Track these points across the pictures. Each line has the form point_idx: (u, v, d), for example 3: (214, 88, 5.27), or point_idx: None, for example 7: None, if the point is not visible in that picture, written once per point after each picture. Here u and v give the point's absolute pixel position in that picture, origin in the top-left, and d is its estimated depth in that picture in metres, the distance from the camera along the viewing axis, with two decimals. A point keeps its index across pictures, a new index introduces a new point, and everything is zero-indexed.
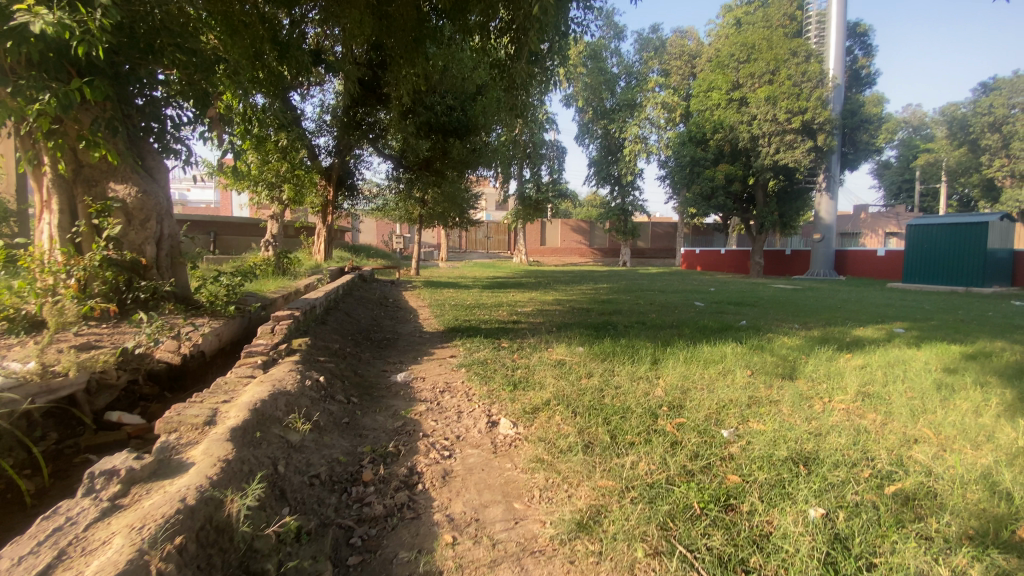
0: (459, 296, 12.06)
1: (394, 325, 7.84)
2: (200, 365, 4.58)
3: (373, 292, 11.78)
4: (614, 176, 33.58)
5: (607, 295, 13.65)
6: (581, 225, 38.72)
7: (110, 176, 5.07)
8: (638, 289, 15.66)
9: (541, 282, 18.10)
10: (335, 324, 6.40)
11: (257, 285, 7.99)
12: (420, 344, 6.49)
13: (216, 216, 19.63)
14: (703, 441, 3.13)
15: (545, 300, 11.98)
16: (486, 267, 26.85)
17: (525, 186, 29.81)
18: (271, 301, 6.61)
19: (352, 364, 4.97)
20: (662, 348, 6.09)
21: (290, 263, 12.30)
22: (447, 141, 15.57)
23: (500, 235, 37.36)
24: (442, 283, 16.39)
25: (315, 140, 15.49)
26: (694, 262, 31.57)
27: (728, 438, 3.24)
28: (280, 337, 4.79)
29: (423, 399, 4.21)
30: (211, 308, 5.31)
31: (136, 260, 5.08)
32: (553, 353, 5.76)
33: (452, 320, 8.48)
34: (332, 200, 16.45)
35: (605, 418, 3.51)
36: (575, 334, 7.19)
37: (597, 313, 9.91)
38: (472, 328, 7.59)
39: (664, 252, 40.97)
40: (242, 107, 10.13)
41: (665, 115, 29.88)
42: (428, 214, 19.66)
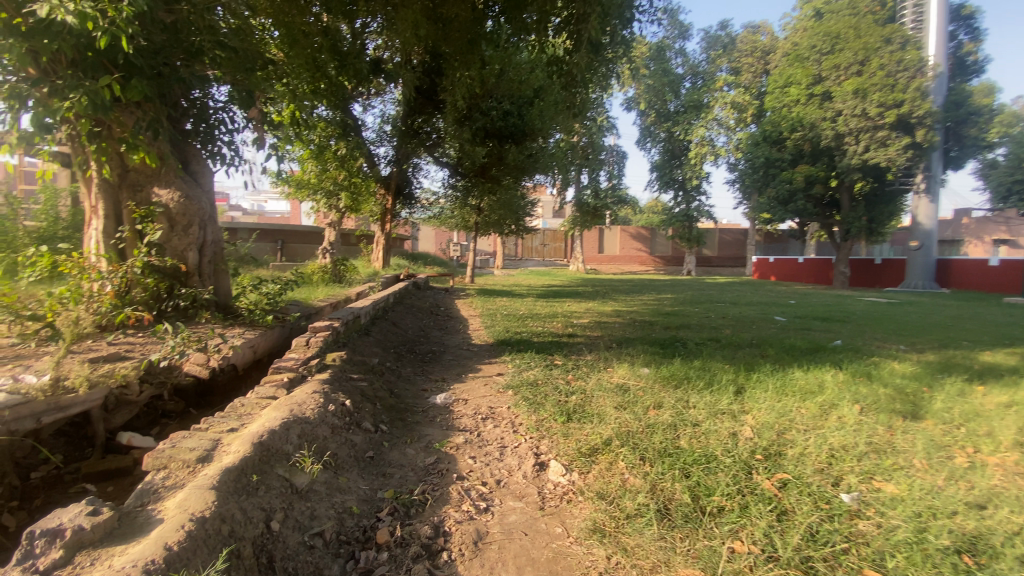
0: (513, 306, 11.51)
1: (441, 337, 7.40)
2: (230, 379, 4.27)
3: (426, 300, 11.51)
4: (678, 180, 32.05)
5: (672, 307, 12.62)
6: (643, 233, 37.17)
7: (155, 180, 4.91)
8: (705, 300, 14.49)
9: (600, 291, 17.25)
10: (378, 335, 6.01)
11: (306, 292, 7.83)
12: (466, 359, 5.98)
13: (281, 225, 20.31)
14: (818, 511, 2.46)
15: (604, 312, 11.19)
16: (542, 276, 26.29)
17: (583, 192, 29.05)
18: (316, 309, 6.35)
19: (389, 382, 4.51)
20: (742, 373, 5.24)
21: (346, 270, 12.30)
22: (502, 147, 15.11)
23: (557, 243, 36.67)
24: (496, 291, 15.97)
25: (375, 149, 15.59)
26: (766, 271, 29.38)
27: (848, 504, 2.55)
28: (314, 350, 4.41)
29: (462, 428, 3.66)
30: (249, 316, 5.03)
31: (177, 267, 4.91)
32: (613, 375, 5.05)
33: (504, 332, 7.91)
34: (390, 208, 16.48)
35: (681, 469, 2.82)
36: (640, 352, 6.42)
37: (663, 328, 9.02)
38: (524, 341, 6.99)
39: (731, 260, 38.65)
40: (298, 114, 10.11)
41: (735, 115, 28.16)
42: (484, 222, 19.37)
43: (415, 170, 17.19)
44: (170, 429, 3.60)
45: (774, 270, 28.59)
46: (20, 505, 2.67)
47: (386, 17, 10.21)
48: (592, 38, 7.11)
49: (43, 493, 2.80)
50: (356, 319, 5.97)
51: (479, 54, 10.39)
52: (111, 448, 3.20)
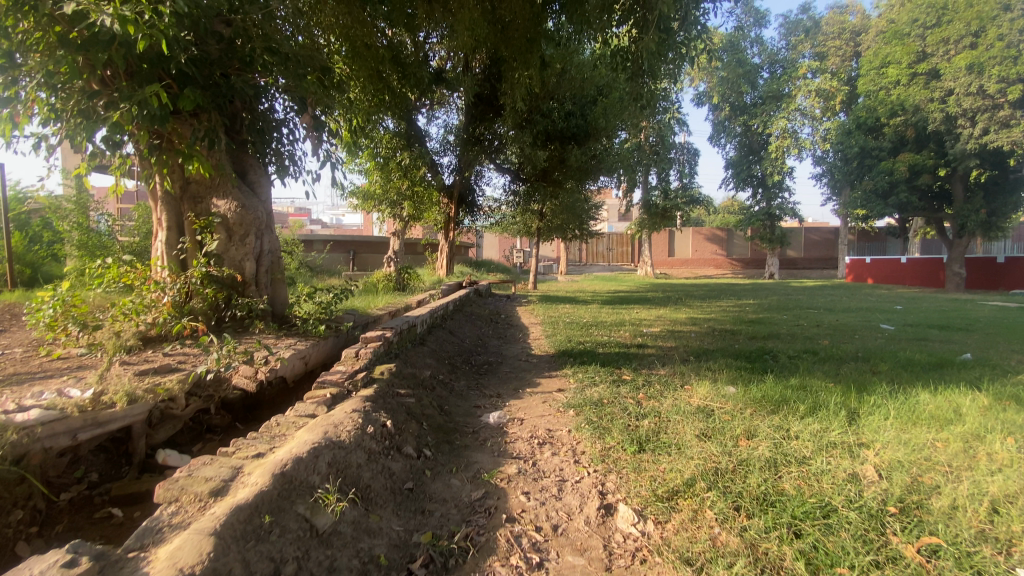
0: (577, 314, 10.94)
1: (500, 347, 7.02)
2: (280, 392, 4.09)
3: (487, 308, 11.23)
4: (756, 177, 29.95)
5: (755, 315, 11.48)
6: (718, 234, 35.09)
7: (214, 191, 4.92)
8: (792, 307, 13.14)
9: (670, 297, 16.22)
10: (434, 345, 5.70)
11: (363, 301, 7.74)
12: (524, 372, 5.54)
13: (351, 235, 20.97)
14: None
15: (677, 320, 10.35)
16: (608, 281, 25.40)
17: (651, 194, 27.91)
18: (371, 317, 6.16)
19: (440, 398, 4.15)
20: (850, 395, 4.42)
21: (410, 278, 12.30)
22: (565, 148, 14.65)
23: (624, 247, 35.45)
24: (558, 298, 15.44)
25: (438, 159, 15.63)
26: (861, 273, 26.60)
27: None
28: (363, 362, 4.11)
29: (516, 455, 3.22)
30: (303, 325, 4.83)
31: (235, 276, 4.86)
32: (692, 396, 4.41)
33: (565, 342, 7.37)
34: (453, 216, 16.48)
35: (786, 535, 2.22)
36: (721, 368, 5.67)
37: (745, 338, 8.10)
38: (588, 352, 6.43)
39: (818, 262, 35.56)
40: (350, 128, 10.04)
41: (820, 103, 25.90)
42: (547, 227, 18.92)
43: (478, 178, 17.06)
44: (211, 446, 3.45)
45: (870, 272, 25.80)
46: (46, 527, 2.54)
47: (445, 25, 10.16)
48: (664, 18, 6.55)
49: (69, 517, 2.66)
50: (412, 327, 5.72)
51: (539, 54, 9.89)
52: (148, 467, 3.07)
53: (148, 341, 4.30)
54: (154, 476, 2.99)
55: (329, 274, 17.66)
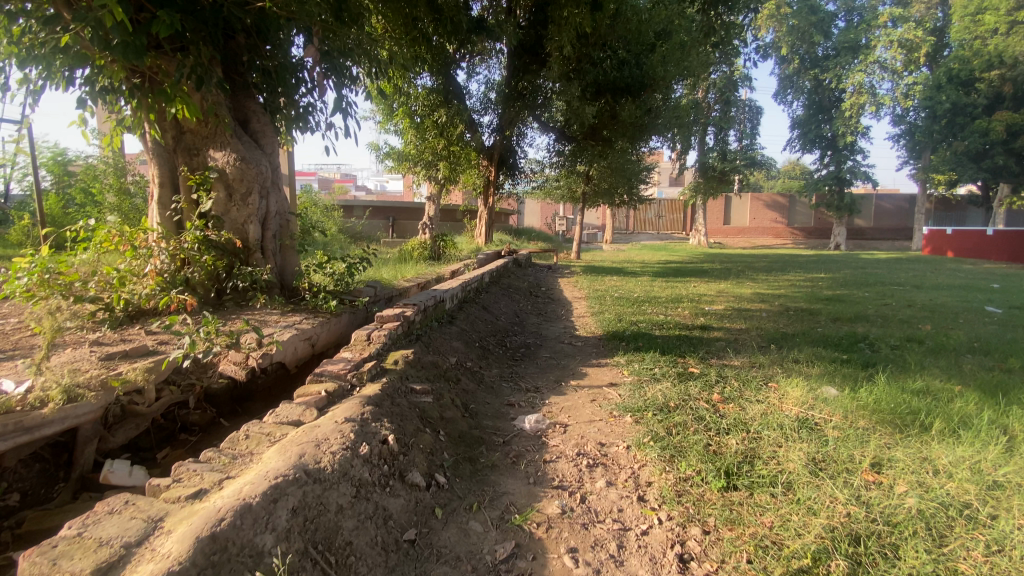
0: (626, 287, 9.94)
1: (540, 325, 6.21)
2: (277, 381, 3.45)
3: (526, 279, 10.41)
4: (826, 138, 27.25)
5: (830, 291, 10.13)
6: (777, 201, 32.55)
7: (211, 141, 4.23)
8: (871, 282, 11.63)
9: (729, 269, 14.85)
10: (464, 324, 4.94)
11: (388, 271, 7.06)
12: (569, 360, 4.71)
13: (390, 201, 20.42)
14: None
15: (740, 296, 9.19)
16: (656, 251, 23.96)
17: (705, 157, 25.90)
18: (395, 289, 5.45)
19: (466, 393, 3.39)
20: (996, 406, 3.37)
21: (446, 246, 11.62)
22: (617, 101, 13.37)
23: (673, 215, 33.49)
24: (604, 269, 14.43)
25: (478, 118, 14.63)
26: (943, 245, 23.95)
27: None
28: (374, 347, 3.38)
29: (559, 483, 2.45)
30: (311, 300, 4.13)
31: (236, 242, 4.21)
32: (784, 404, 3.48)
33: (613, 321, 6.46)
34: (494, 179, 15.55)
35: None
36: (808, 363, 4.66)
37: (826, 321, 6.95)
38: (643, 336, 5.52)
39: (890, 232, 32.59)
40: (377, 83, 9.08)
41: (904, 54, 22.96)
42: (592, 193, 17.67)
43: (519, 139, 15.94)
44: (179, 452, 2.86)
45: (954, 244, 23.16)
46: None
47: None
48: None
49: None
50: (439, 302, 4.97)
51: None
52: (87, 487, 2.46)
53: (137, 316, 3.74)
54: (91, 500, 2.37)
55: (367, 242, 17.20)
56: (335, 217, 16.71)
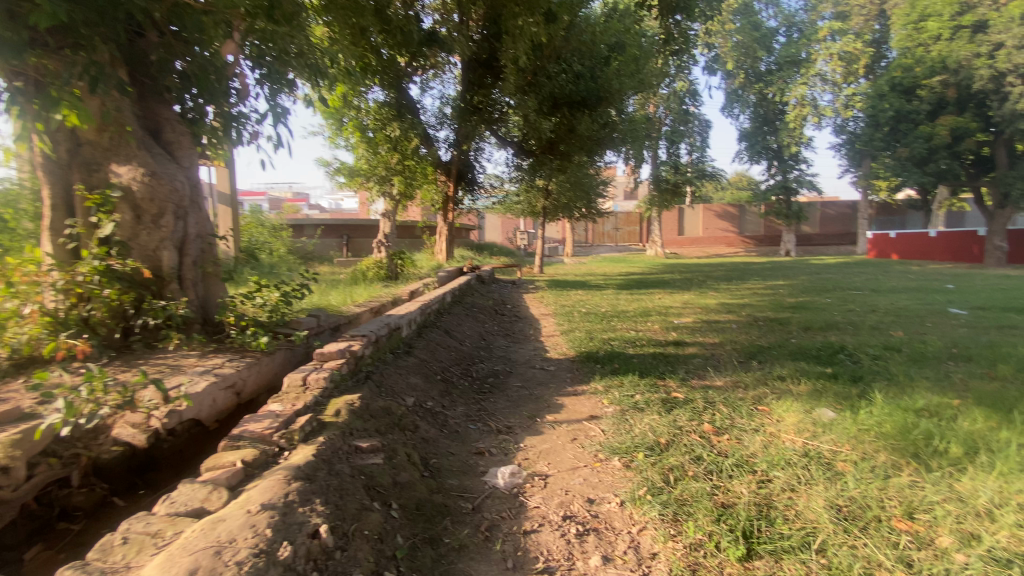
0: (593, 302, 9.60)
1: (507, 348, 5.71)
2: (191, 443, 2.79)
3: (490, 296, 9.95)
4: (772, 149, 28.33)
5: (794, 299, 10.11)
6: (730, 211, 33.53)
7: (113, 155, 3.56)
8: (830, 288, 11.81)
9: (691, 279, 14.84)
10: (424, 353, 4.40)
11: (338, 295, 6.43)
12: (542, 389, 4.22)
13: (344, 219, 19.62)
14: None
15: (708, 307, 9.01)
16: (617, 263, 24.06)
17: (660, 168, 26.42)
18: (344, 317, 4.85)
19: (425, 444, 2.86)
20: (1005, 425, 3.13)
21: (404, 265, 10.99)
22: (573, 115, 13.08)
23: (631, 226, 33.95)
24: (568, 283, 14.11)
25: (434, 133, 14.17)
26: (885, 248, 25.11)
27: None
28: (311, 395, 2.81)
29: (544, 567, 1.99)
30: (237, 337, 3.50)
31: (145, 271, 3.53)
32: (786, 435, 3.12)
33: (584, 340, 6.06)
34: (452, 194, 15.07)
35: None
36: (795, 381, 4.38)
37: (798, 331, 6.81)
38: (619, 356, 5.12)
39: (835, 237, 34.13)
40: (323, 95, 8.52)
41: (842, 67, 24.25)
42: (553, 206, 17.47)
43: (477, 154, 15.56)
44: (53, 550, 2.18)
45: (895, 247, 24.34)
46: None
47: None
48: None
49: None
50: (393, 331, 4.41)
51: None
52: None
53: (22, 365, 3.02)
54: None
55: (319, 262, 16.32)
56: (285, 237, 15.81)
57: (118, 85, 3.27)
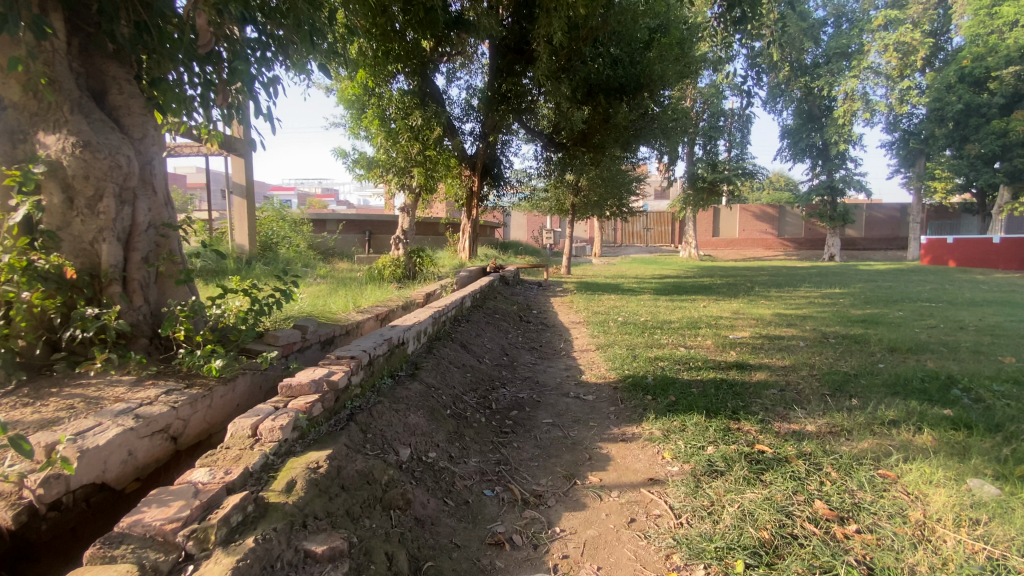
0: (629, 309, 8.61)
1: (535, 366, 4.79)
2: (87, 520, 2.00)
3: (514, 300, 9.05)
4: (816, 147, 26.59)
5: (859, 311, 8.90)
6: (768, 212, 31.84)
7: (41, 120, 2.80)
8: (896, 298, 10.51)
9: (735, 285, 13.65)
10: (433, 377, 3.52)
11: (340, 298, 5.61)
12: (580, 430, 3.29)
13: (366, 214, 18.98)
14: None
15: (762, 320, 7.91)
16: (649, 265, 22.84)
17: (696, 166, 25.05)
18: (339, 326, 4.01)
19: (418, 533, 1.98)
20: None
21: (423, 263, 10.17)
22: (609, 102, 12.01)
23: (663, 226, 32.55)
24: (599, 286, 13.11)
25: (459, 124, 13.37)
26: (942, 255, 23.18)
27: None
28: (259, 455, 1.96)
29: None
30: (186, 359, 2.67)
31: (71, 271, 2.73)
32: (948, 538, 2.14)
33: (626, 358, 5.09)
34: (477, 189, 14.23)
35: None
36: (914, 433, 3.34)
37: (881, 353, 5.69)
38: (675, 384, 4.15)
39: (881, 242, 32.10)
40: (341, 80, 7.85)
41: (897, 59, 22.54)
42: (583, 204, 16.44)
43: (504, 147, 14.67)
44: None
45: (952, 253, 22.41)
46: None
47: None
48: None
49: None
50: (396, 348, 3.53)
51: None
52: None
53: None
54: None
55: (338, 258, 15.72)
56: (304, 233, 15.26)
57: (40, 26, 2.55)
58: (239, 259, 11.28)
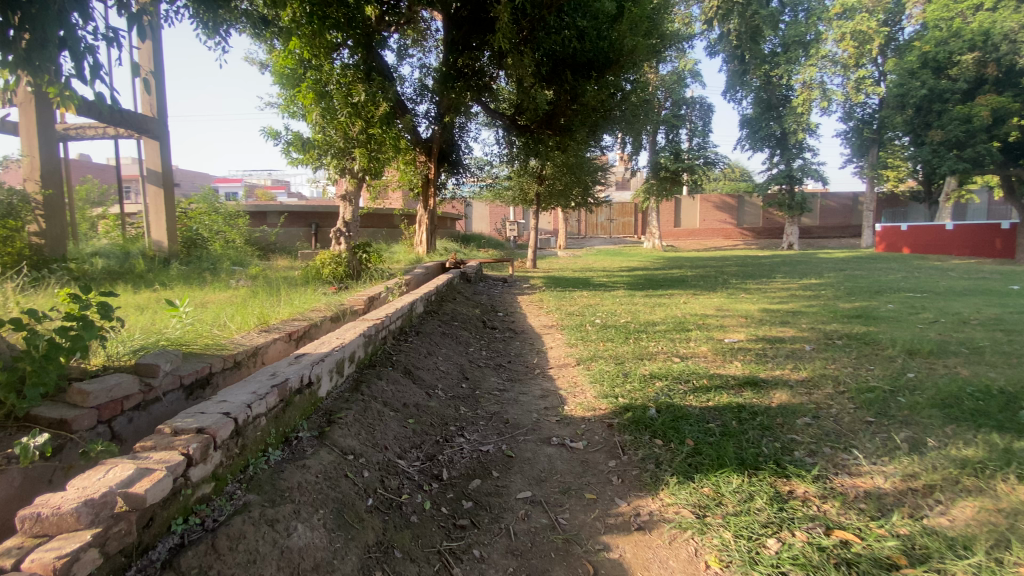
0: (605, 308, 7.66)
1: (502, 393, 3.69)
2: None
3: (476, 300, 7.96)
4: (775, 137, 26.48)
5: (846, 304, 8.25)
6: (729, 201, 31.87)
7: None
8: (877, 288, 10.03)
9: (709, 276, 13.00)
10: (352, 436, 2.39)
11: (247, 309, 4.32)
12: (575, 511, 2.23)
13: (311, 205, 17.33)
14: None
15: (750, 318, 7.09)
16: (615, 256, 22.19)
17: (659, 155, 24.45)
18: (220, 356, 2.80)
19: None
20: None
21: (370, 260, 8.89)
22: (576, 79, 10.93)
23: (626, 217, 32.10)
24: (568, 280, 12.14)
25: (411, 106, 12.09)
26: (896, 242, 23.47)
27: None
28: None
29: None
30: None
31: None
32: None
33: (614, 375, 4.04)
34: (434, 177, 12.99)
35: None
36: (1019, 484, 2.46)
37: (901, 358, 4.91)
38: (688, 418, 3.14)
39: (836, 230, 32.75)
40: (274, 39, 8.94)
41: (852, 48, 22.58)
42: (547, 193, 15.46)
43: (462, 131, 13.46)
44: None
45: (907, 240, 22.74)
46: None
47: None
48: None
49: None
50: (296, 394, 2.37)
51: None
52: None
53: None
54: None
55: (279, 255, 14.14)
56: (240, 226, 13.61)
57: None
58: (154, 258, 9.63)
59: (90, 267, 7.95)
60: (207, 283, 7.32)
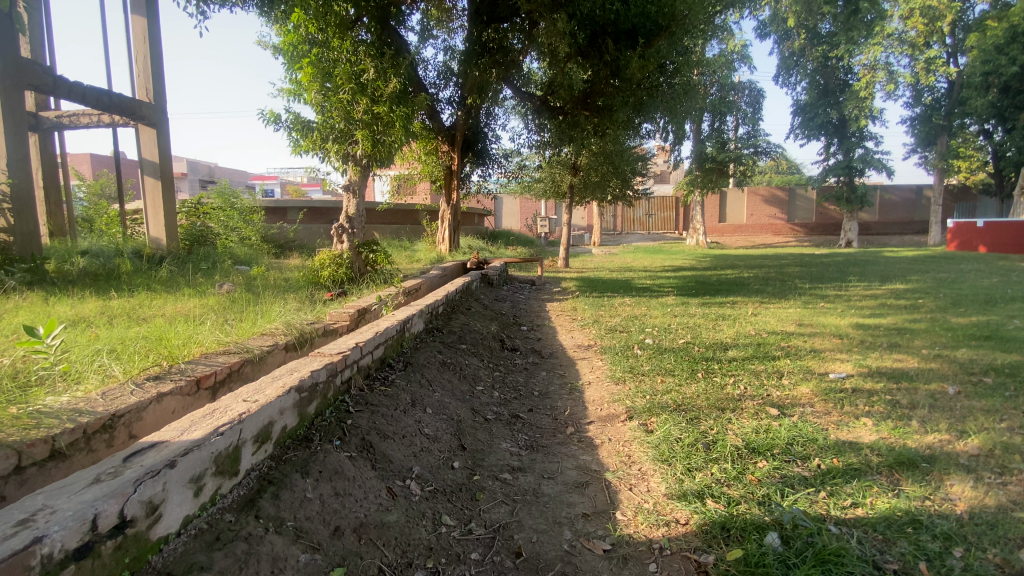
0: (656, 321, 6.20)
1: (514, 480, 2.37)
2: None
3: (497, 310, 6.66)
4: (832, 124, 23.85)
5: (960, 320, 6.49)
6: (778, 195, 29.48)
7: None
8: (990, 297, 8.18)
9: (771, 279, 11.27)
10: None
11: (171, 334, 3.17)
12: None
13: (330, 200, 16.35)
14: None
15: (844, 339, 5.46)
16: (654, 254, 20.47)
17: (702, 146, 22.53)
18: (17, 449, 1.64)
19: None
20: None
21: (376, 261, 7.72)
22: (618, 49, 9.30)
23: (665, 213, 30.18)
24: (605, 282, 10.67)
25: (431, 90, 10.89)
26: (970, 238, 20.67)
27: None
28: None
29: None
30: None
31: None
32: None
33: (687, 445, 2.65)
34: (458, 168, 11.75)
35: None
36: None
37: None
38: (846, 560, 1.76)
39: (898, 225, 29.89)
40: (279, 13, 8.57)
41: (922, 24, 19.86)
42: (582, 185, 14.00)
43: (489, 118, 12.15)
44: None
45: (985, 237, 20.04)
46: None
47: None
48: None
49: None
50: (69, 570, 1.18)
51: None
52: None
53: None
54: None
55: (293, 253, 13.18)
56: (255, 223, 12.73)
57: None
58: (149, 257, 8.77)
59: (69, 266, 7.08)
60: (184, 288, 6.28)
